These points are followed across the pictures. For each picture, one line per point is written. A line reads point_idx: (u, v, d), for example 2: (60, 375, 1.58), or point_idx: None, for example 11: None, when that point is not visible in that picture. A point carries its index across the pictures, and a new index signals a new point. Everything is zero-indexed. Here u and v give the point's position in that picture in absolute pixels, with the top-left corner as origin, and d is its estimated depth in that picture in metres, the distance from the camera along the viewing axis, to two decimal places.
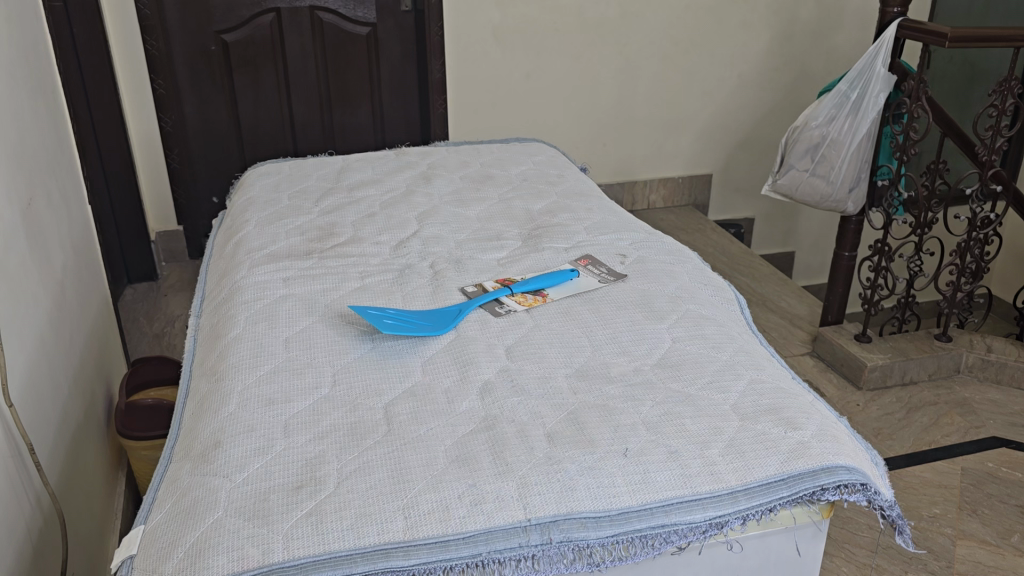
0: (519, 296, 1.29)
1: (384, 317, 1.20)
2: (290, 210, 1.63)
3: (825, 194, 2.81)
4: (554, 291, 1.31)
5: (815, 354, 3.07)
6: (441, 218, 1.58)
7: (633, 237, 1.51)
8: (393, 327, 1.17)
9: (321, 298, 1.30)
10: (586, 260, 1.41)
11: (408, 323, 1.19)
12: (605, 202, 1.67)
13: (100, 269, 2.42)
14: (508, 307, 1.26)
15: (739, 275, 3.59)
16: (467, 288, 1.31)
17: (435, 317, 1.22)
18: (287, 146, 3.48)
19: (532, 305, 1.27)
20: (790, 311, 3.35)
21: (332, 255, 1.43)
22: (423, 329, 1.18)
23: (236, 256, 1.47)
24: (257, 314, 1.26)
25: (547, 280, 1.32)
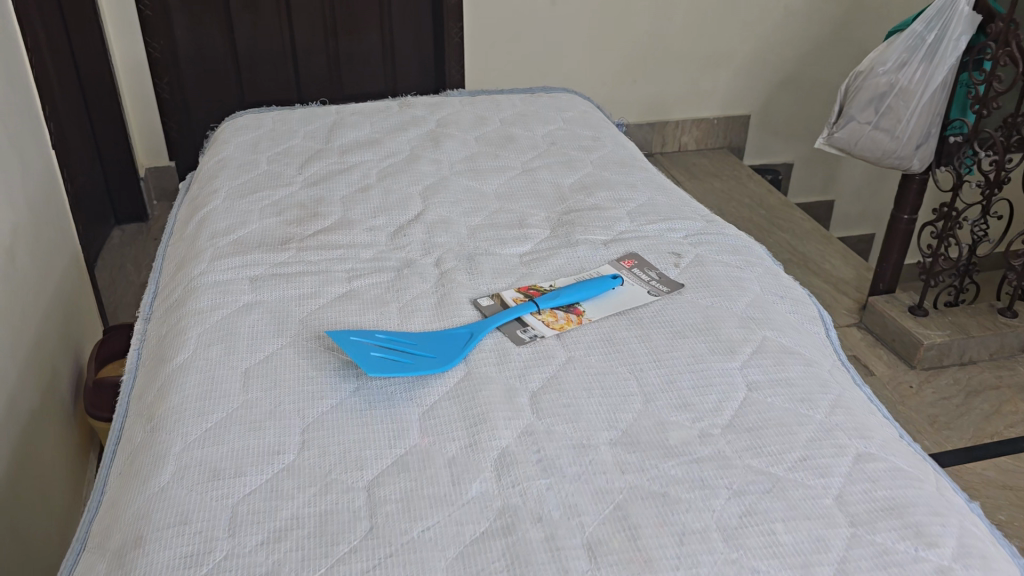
0: (546, 315, 1.01)
1: (368, 349, 0.92)
2: (268, 179, 1.33)
3: (888, 150, 2.47)
4: (590, 307, 1.03)
5: (863, 325, 2.78)
6: (451, 194, 1.28)
7: (690, 228, 1.22)
8: (382, 368, 0.89)
9: (294, 311, 1.02)
10: (631, 261, 1.12)
11: (407, 359, 0.91)
12: (654, 177, 1.37)
13: (70, 220, 2.15)
14: (530, 330, 0.98)
15: (778, 230, 3.27)
16: (480, 300, 1.03)
17: (441, 346, 0.94)
18: (288, 74, 3.15)
19: (562, 328, 0.99)
20: (833, 274, 3.04)
21: (314, 246, 1.15)
22: (424, 366, 0.90)
23: (196, 241, 1.19)
24: (212, 330, 0.99)
25: (583, 292, 1.04)
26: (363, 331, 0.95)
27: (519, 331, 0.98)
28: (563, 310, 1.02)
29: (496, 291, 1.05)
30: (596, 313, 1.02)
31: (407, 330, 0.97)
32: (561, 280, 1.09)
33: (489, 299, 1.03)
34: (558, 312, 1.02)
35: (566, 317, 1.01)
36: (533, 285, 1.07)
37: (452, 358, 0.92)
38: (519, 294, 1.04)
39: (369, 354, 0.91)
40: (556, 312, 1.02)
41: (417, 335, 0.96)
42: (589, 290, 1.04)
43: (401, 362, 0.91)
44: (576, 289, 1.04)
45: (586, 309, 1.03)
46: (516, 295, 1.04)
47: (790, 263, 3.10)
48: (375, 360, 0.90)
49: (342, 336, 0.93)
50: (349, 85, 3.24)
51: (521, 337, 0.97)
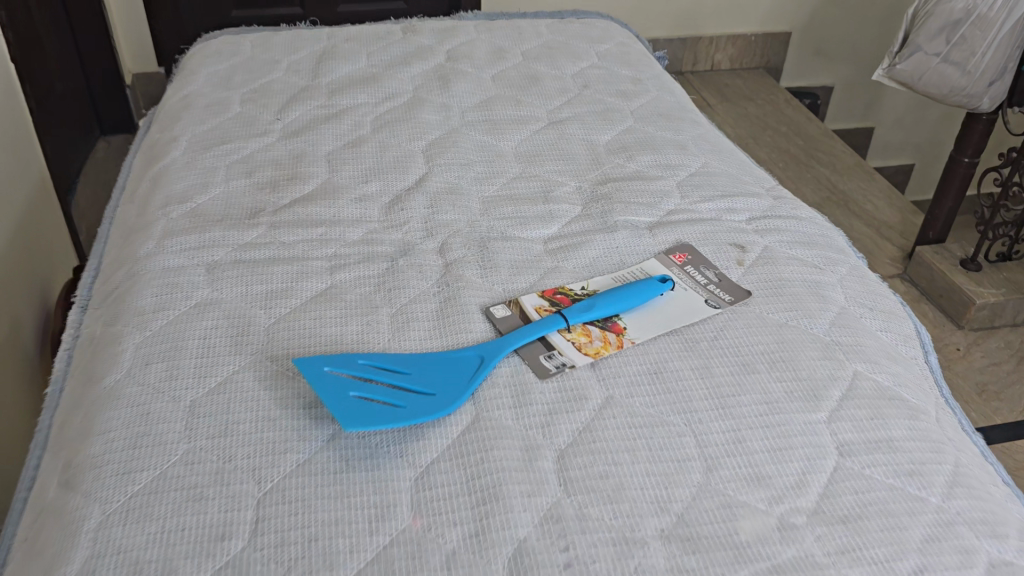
0: (577, 333, 0.80)
1: (346, 391, 0.70)
2: (240, 125, 1.09)
3: (959, 86, 1.83)
4: (632, 320, 0.82)
5: (905, 276, 2.40)
6: (461, 152, 1.05)
7: (754, 209, 0.99)
8: (365, 418, 0.68)
9: (259, 318, 0.81)
10: (683, 256, 0.90)
11: (401, 401, 0.70)
12: (709, 136, 1.13)
13: (36, 142, 1.90)
14: (556, 357, 0.77)
15: (819, 164, 2.79)
16: (495, 308, 0.82)
17: (443, 379, 0.73)
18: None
19: (598, 353, 0.77)
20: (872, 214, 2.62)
21: (291, 222, 0.93)
22: (419, 413, 0.70)
23: (147, 208, 0.96)
24: (155, 340, 0.78)
25: (625, 300, 0.82)
26: (344, 360, 0.73)
27: (542, 357, 0.77)
28: (599, 326, 0.81)
29: (517, 296, 0.83)
30: (639, 332, 0.80)
31: (400, 352, 0.76)
32: (597, 282, 0.86)
33: (508, 308, 0.82)
34: (592, 329, 0.80)
35: (602, 336, 0.80)
36: (562, 289, 0.85)
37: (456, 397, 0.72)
38: (544, 303, 0.82)
39: (346, 398, 0.69)
40: (589, 328, 0.80)
41: (413, 359, 0.75)
42: (631, 297, 0.83)
43: (391, 405, 0.70)
44: (616, 298, 0.82)
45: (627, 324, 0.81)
46: (541, 303, 0.82)
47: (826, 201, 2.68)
48: (355, 408, 0.69)
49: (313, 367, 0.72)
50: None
51: (547, 368, 0.75)
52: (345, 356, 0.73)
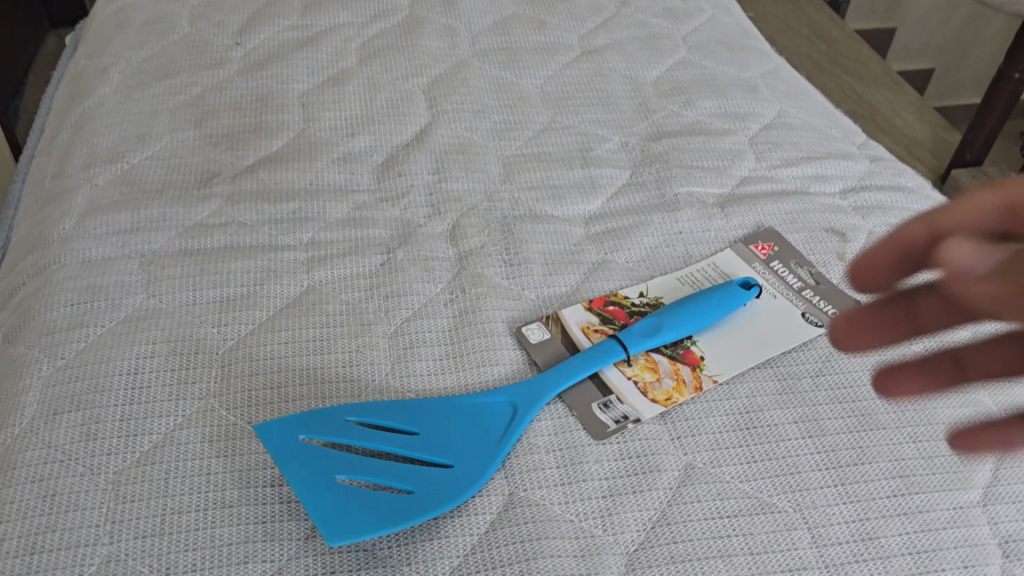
0: (639, 369, 0.60)
1: (330, 471, 0.51)
2: (189, 51, 0.85)
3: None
4: (710, 345, 0.62)
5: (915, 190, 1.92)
6: (474, 93, 0.82)
7: (847, 176, 0.78)
8: (357, 515, 0.49)
9: (211, 338, 0.60)
10: (767, 247, 0.70)
11: (405, 483, 0.51)
12: (781, 74, 0.92)
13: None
14: (614, 406, 0.57)
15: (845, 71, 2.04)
16: (529, 329, 0.62)
17: (463, 441, 0.54)
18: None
19: (669, 400, 0.58)
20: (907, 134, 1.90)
21: (254, 192, 0.71)
22: (433, 500, 0.51)
23: (65, 170, 0.73)
24: (70, 374, 0.57)
25: (700, 313, 0.62)
26: (326, 421, 0.54)
27: (593, 406, 0.57)
28: (667, 356, 0.61)
29: (556, 310, 0.63)
30: (721, 364, 0.60)
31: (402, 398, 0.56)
32: (658, 285, 0.66)
33: (546, 329, 0.62)
34: (659, 361, 0.61)
35: (673, 371, 0.60)
36: (613, 295, 0.65)
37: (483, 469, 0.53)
38: (593, 322, 0.63)
39: (329, 483, 0.50)
40: (655, 359, 0.61)
41: (422, 409, 0.55)
42: (707, 308, 0.62)
43: (395, 488, 0.51)
44: (689, 310, 0.62)
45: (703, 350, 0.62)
46: (589, 323, 0.63)
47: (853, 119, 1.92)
48: (343, 501, 0.50)
49: (283, 435, 0.53)
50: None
51: (601, 424, 0.56)
52: (328, 413, 0.54)
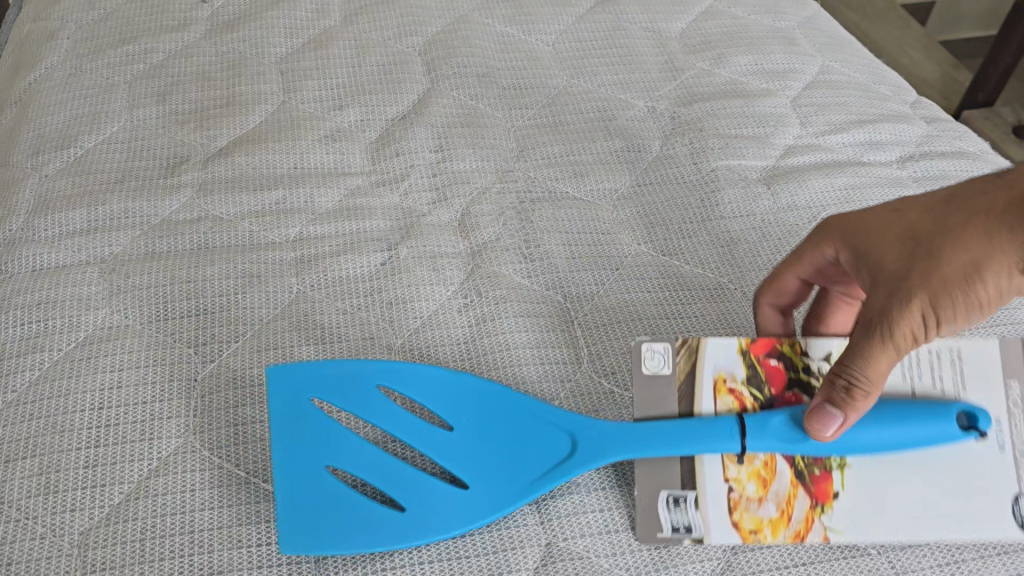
0: (753, 473, 0.46)
1: (322, 450, 0.46)
2: (147, 11, 0.75)
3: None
4: (873, 475, 0.46)
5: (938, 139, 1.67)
6: (477, 53, 0.72)
7: (904, 141, 0.69)
8: (320, 515, 0.44)
9: (189, 362, 0.51)
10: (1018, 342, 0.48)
11: (399, 496, 0.45)
12: (819, 23, 0.82)
13: None
14: (683, 515, 0.45)
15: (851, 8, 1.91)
16: (656, 349, 0.48)
17: (496, 455, 0.47)
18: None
19: (746, 539, 0.45)
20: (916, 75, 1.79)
21: (230, 180, 0.61)
22: (418, 522, 0.45)
23: (8, 157, 0.63)
24: (23, 413, 0.48)
25: (882, 436, 0.45)
26: (353, 389, 0.49)
27: (659, 497, 0.46)
28: (794, 472, 0.46)
29: (705, 340, 0.49)
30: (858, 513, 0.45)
31: (470, 383, 0.49)
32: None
33: (673, 365, 0.48)
34: (782, 473, 0.46)
35: (786, 498, 0.46)
36: (788, 343, 0.49)
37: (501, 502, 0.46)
38: (735, 380, 0.48)
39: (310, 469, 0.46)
40: (778, 470, 0.46)
41: (472, 399, 0.49)
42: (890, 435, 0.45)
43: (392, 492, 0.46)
44: (865, 426, 0.45)
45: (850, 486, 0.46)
46: (732, 377, 0.48)
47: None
48: (315, 517, 0.44)
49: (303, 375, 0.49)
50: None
51: (649, 530, 0.45)
52: (362, 369, 0.49)
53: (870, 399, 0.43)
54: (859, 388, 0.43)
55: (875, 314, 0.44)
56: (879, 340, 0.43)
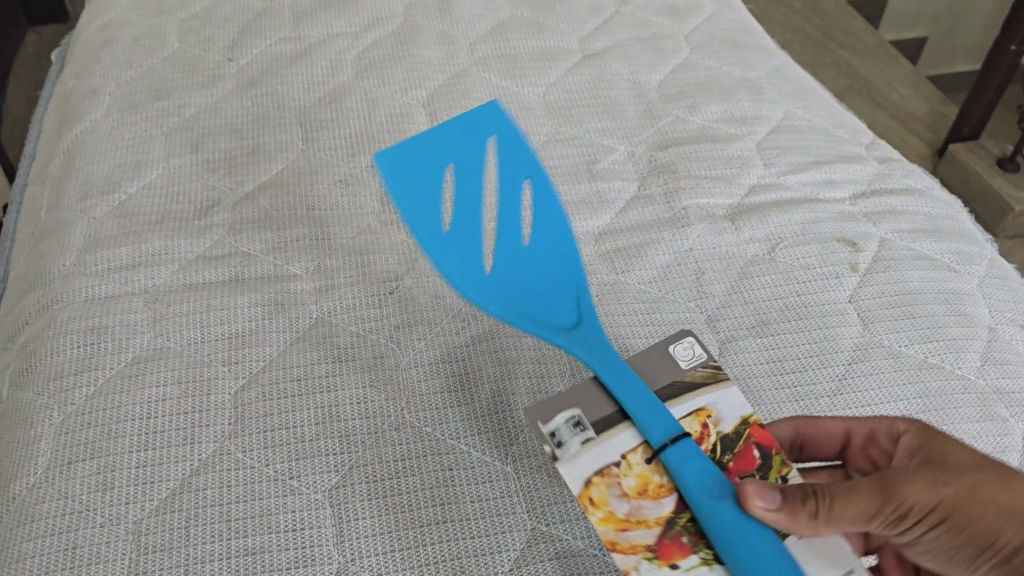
0: (648, 485, 0.47)
1: (478, 172, 0.65)
2: (180, 69, 0.84)
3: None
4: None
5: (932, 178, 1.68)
6: (474, 105, 0.80)
7: (857, 179, 0.78)
8: (399, 170, 0.65)
9: (224, 379, 0.59)
10: None
11: (455, 227, 0.63)
12: (786, 72, 0.90)
13: None
14: (565, 441, 0.48)
15: (838, 47, 2.01)
16: (681, 345, 0.52)
17: (518, 271, 0.60)
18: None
19: (580, 500, 0.47)
20: (904, 110, 1.87)
21: (256, 220, 0.70)
22: (440, 232, 0.62)
23: (61, 202, 0.72)
24: (82, 422, 0.56)
25: (773, 559, 0.44)
26: (512, 163, 0.66)
27: (573, 409, 0.49)
28: (672, 516, 0.46)
29: (735, 393, 0.51)
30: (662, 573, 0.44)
31: (565, 247, 0.62)
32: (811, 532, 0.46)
33: (690, 371, 0.52)
34: (665, 511, 0.46)
35: (646, 523, 0.46)
36: (780, 460, 0.49)
37: (468, 290, 0.59)
38: (717, 431, 0.49)
39: (448, 160, 0.65)
40: (667, 506, 0.47)
41: (548, 257, 0.62)
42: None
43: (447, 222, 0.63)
44: (768, 551, 0.44)
45: (689, 569, 0.45)
46: (721, 426, 0.50)
47: (849, 95, 1.91)
48: (405, 188, 0.64)
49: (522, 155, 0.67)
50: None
51: (540, 417, 0.49)
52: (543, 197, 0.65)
53: (812, 528, 0.44)
54: (822, 502, 0.44)
55: (894, 469, 0.47)
56: (880, 491, 0.45)
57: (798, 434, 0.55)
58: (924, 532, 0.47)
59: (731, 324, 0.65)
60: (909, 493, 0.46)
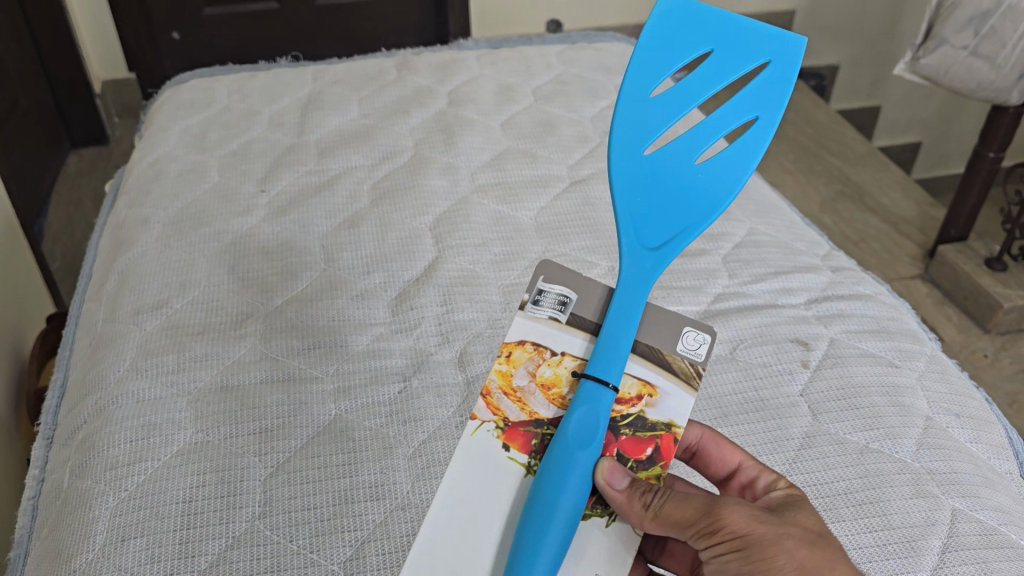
0: (554, 388, 0.55)
1: (703, 90, 0.67)
2: (219, 200, 0.96)
3: (983, 82, 1.44)
4: (515, 487, 0.53)
5: (926, 278, 1.73)
6: (475, 228, 0.92)
7: (811, 286, 0.88)
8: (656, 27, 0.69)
9: (254, 468, 0.68)
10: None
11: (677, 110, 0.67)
12: (751, 193, 1.02)
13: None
14: (544, 302, 0.57)
15: (833, 154, 2.10)
16: (693, 335, 0.56)
17: (669, 174, 0.65)
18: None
19: (507, 346, 0.57)
20: (895, 213, 1.91)
21: (283, 330, 0.81)
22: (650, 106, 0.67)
23: (115, 315, 0.83)
24: (133, 505, 0.66)
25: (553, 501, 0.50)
26: (752, 137, 0.65)
27: (574, 290, 0.58)
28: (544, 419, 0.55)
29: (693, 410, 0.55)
30: (488, 438, 0.54)
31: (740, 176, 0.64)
32: (609, 532, 0.53)
33: (680, 358, 0.56)
34: (542, 412, 0.55)
35: (522, 403, 0.55)
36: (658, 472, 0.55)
37: (616, 142, 0.66)
38: (642, 409, 0.55)
39: (704, 48, 0.69)
40: (548, 410, 0.55)
41: (701, 186, 0.64)
42: (547, 530, 0.49)
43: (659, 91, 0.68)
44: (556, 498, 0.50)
45: (508, 456, 0.54)
46: (648, 411, 0.55)
47: (841, 198, 1.98)
48: (660, 56, 0.69)
49: (768, 97, 0.66)
50: (330, 24, 2.12)
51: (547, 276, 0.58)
52: (751, 139, 0.65)
53: (640, 517, 0.51)
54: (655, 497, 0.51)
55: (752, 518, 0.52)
56: (705, 510, 0.51)
57: (701, 443, 0.63)
58: (722, 560, 0.51)
59: (696, 413, 0.74)
60: (731, 517, 0.51)
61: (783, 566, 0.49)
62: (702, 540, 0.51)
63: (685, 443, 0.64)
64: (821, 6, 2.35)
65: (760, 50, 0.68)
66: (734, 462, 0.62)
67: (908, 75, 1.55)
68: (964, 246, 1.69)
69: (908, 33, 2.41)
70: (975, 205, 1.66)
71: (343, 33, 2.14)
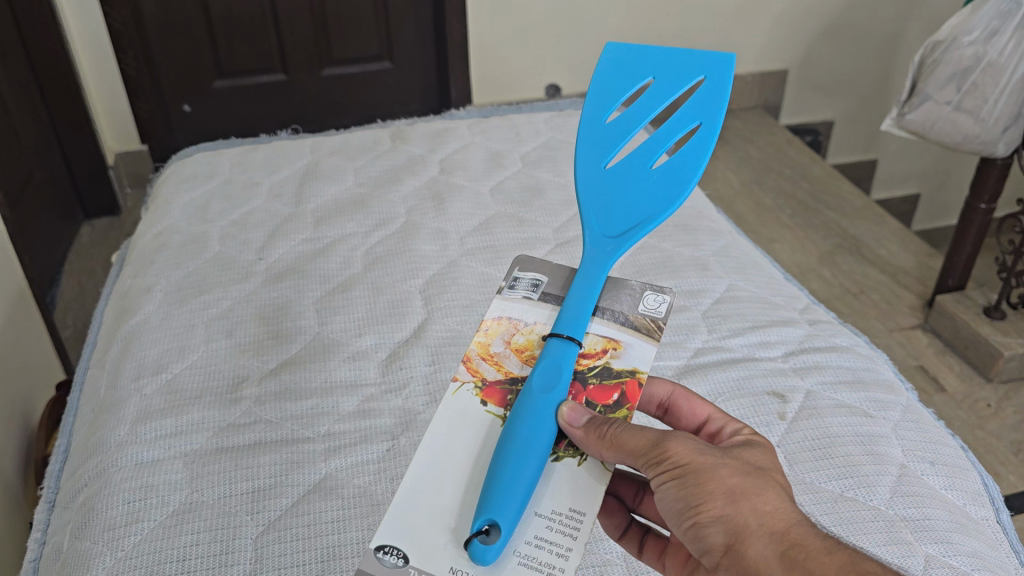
0: (527, 350, 0.60)
1: (656, 104, 0.73)
2: (219, 268, 1.00)
3: (969, 135, 1.47)
4: (490, 429, 0.57)
5: (927, 327, 1.75)
6: (462, 290, 0.95)
7: (789, 339, 0.91)
8: (606, 73, 0.77)
9: (246, 526, 0.71)
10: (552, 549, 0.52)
11: (626, 135, 0.71)
12: (730, 250, 1.06)
13: (26, 244, 1.76)
14: (518, 287, 0.64)
15: (827, 207, 2.13)
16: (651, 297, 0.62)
17: (633, 181, 0.69)
18: (265, 30, 2.04)
19: (486, 323, 0.62)
20: (893, 264, 1.94)
21: (277, 393, 0.84)
22: (598, 144, 0.72)
23: (118, 379, 0.87)
24: (131, 564, 0.68)
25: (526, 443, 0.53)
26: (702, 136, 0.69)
27: (543, 274, 0.65)
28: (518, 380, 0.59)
29: (655, 354, 0.59)
30: (468, 396, 0.58)
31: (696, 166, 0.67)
32: (583, 469, 0.55)
33: (640, 316, 0.61)
34: (516, 371, 0.59)
35: (498, 365, 0.60)
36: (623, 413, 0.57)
37: (581, 169, 0.71)
38: (607, 359, 0.59)
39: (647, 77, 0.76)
40: (521, 369, 0.59)
41: (656, 186, 0.68)
42: (520, 459, 0.52)
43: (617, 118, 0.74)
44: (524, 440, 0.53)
45: (486, 410, 0.58)
46: (614, 360, 0.59)
47: (840, 250, 2.00)
48: (601, 98, 0.75)
49: (709, 106, 0.71)
50: (338, 95, 2.21)
51: (522, 268, 0.66)
52: (701, 139, 0.69)
53: (597, 446, 0.53)
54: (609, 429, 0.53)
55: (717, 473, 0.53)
56: (655, 442, 0.54)
57: (672, 399, 0.68)
58: (665, 488, 0.54)
59: None
60: (676, 448, 0.54)
61: (714, 489, 0.53)
62: (650, 469, 0.54)
63: (657, 400, 0.69)
64: (810, 65, 2.42)
65: (694, 69, 0.75)
66: (703, 407, 0.66)
67: (894, 128, 1.59)
68: (963, 296, 1.71)
69: (898, 87, 2.46)
70: (971, 252, 1.68)
71: (349, 103, 2.23)
